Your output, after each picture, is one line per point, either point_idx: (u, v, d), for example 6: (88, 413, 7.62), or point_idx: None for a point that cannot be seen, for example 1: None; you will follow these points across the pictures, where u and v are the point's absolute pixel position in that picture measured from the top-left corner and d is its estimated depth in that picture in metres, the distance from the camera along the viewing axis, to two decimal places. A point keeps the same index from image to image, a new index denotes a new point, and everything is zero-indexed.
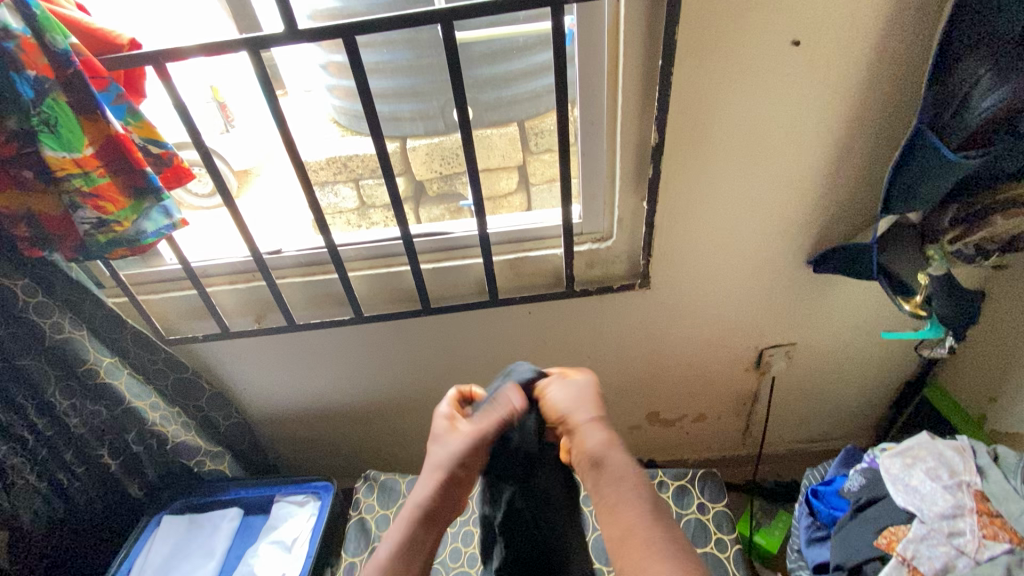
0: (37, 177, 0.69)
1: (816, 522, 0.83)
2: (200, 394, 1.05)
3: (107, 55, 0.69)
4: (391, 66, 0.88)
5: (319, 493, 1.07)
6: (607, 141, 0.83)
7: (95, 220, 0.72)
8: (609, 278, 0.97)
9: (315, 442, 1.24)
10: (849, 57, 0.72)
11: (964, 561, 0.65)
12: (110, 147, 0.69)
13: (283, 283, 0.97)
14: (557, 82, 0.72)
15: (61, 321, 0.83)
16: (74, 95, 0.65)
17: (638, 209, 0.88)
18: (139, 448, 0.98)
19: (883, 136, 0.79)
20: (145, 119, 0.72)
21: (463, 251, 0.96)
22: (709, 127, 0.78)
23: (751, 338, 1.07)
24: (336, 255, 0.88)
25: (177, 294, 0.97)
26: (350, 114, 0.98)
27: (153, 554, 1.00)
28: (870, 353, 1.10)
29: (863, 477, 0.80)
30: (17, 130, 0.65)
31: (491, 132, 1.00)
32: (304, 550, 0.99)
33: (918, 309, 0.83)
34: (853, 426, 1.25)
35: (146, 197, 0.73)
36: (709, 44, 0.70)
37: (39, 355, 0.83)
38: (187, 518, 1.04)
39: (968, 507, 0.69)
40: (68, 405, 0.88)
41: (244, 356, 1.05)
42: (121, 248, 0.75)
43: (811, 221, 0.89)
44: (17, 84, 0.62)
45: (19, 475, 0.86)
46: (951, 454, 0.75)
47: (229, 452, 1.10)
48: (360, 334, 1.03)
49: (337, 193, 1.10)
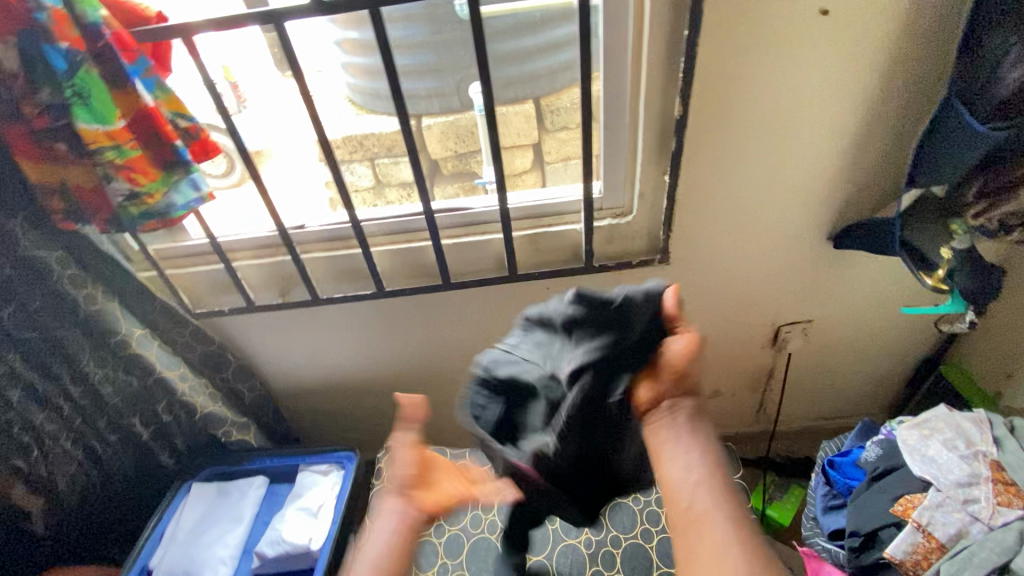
0: (70, 150, 0.70)
1: (832, 491, 0.85)
2: (226, 365, 1.08)
3: (133, 28, 0.70)
4: (409, 42, 0.88)
5: (342, 463, 1.09)
6: (629, 114, 0.83)
7: (127, 192, 0.74)
8: (628, 254, 0.98)
9: (336, 413, 1.27)
10: (878, 26, 0.71)
11: (978, 527, 0.67)
12: (141, 121, 0.71)
13: (306, 257, 0.99)
14: (582, 55, 0.71)
15: (93, 293, 0.86)
16: (104, 67, 0.67)
17: (658, 183, 0.89)
18: (168, 417, 1.00)
19: (909, 108, 0.79)
20: (171, 93, 0.73)
21: (483, 226, 0.97)
22: (732, 100, 0.77)
23: (768, 315, 1.07)
24: (359, 230, 0.90)
25: (202, 268, 0.99)
26: (367, 93, 0.97)
27: (185, 518, 1.03)
28: (887, 329, 1.10)
29: (879, 448, 0.81)
30: (49, 102, 0.66)
31: (509, 109, 1.00)
32: (330, 515, 1.02)
33: (939, 283, 0.81)
34: (866, 403, 1.26)
35: (176, 169, 0.75)
36: (737, 13, 0.70)
37: (71, 325, 0.86)
38: (216, 485, 1.07)
39: (984, 476, 0.70)
40: (101, 374, 0.91)
41: (267, 330, 1.08)
42: (153, 221, 0.78)
43: (835, 195, 0.88)
44: (49, 56, 0.63)
45: (56, 441, 0.88)
46: (968, 426, 0.76)
47: (254, 422, 1.14)
48: (378, 308, 1.05)
49: (354, 171, 1.11)
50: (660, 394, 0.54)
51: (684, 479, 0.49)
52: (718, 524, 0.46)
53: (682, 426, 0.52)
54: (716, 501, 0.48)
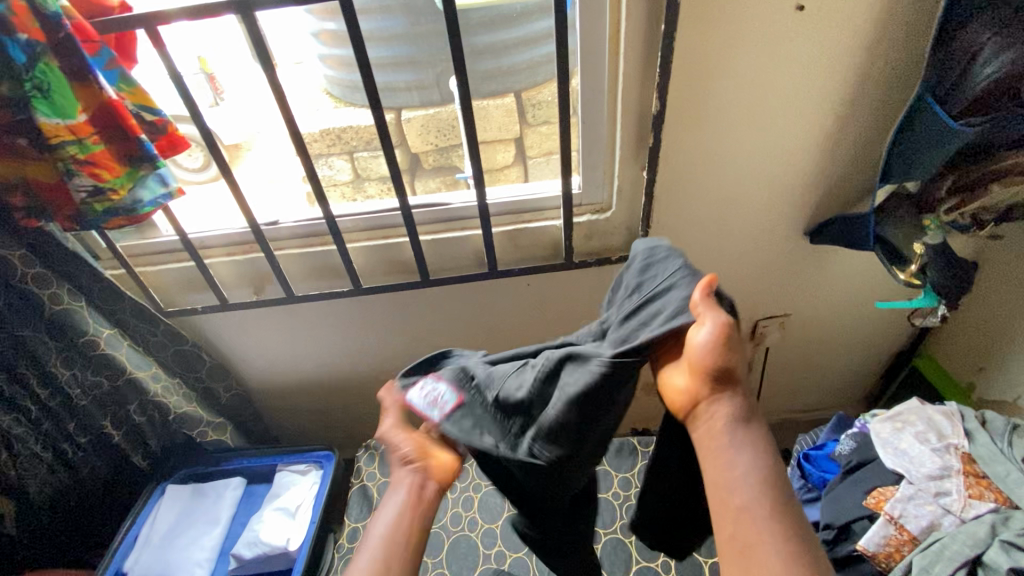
0: (32, 145, 0.68)
1: (807, 484, 0.86)
2: (200, 365, 1.05)
3: (95, 18, 0.68)
4: (386, 33, 0.86)
5: (321, 463, 1.08)
6: (607, 109, 0.82)
7: (90, 188, 0.71)
8: (607, 250, 0.97)
9: (315, 412, 1.25)
10: (854, 22, 0.71)
11: (950, 519, 0.68)
12: (105, 114, 0.68)
13: (281, 254, 0.97)
14: (559, 50, 0.70)
15: (60, 292, 0.83)
16: (65, 60, 0.64)
17: (637, 179, 0.88)
18: (141, 419, 0.98)
19: (884, 105, 0.79)
20: (137, 85, 0.71)
21: (461, 222, 0.96)
22: (709, 96, 0.77)
23: (747, 310, 1.08)
24: (334, 226, 0.88)
25: (174, 266, 0.97)
26: (346, 84, 0.96)
27: (160, 522, 1.01)
28: (863, 323, 1.11)
29: (853, 441, 0.82)
30: (9, 96, 0.63)
31: (489, 103, 0.99)
32: (309, 516, 1.00)
33: (912, 277, 0.82)
34: (843, 396, 1.28)
35: (141, 165, 0.72)
36: (714, 8, 0.69)
37: (37, 326, 0.83)
38: (191, 486, 1.05)
39: (955, 469, 0.71)
40: (70, 375, 0.88)
41: (243, 328, 1.06)
42: (119, 218, 0.75)
43: (811, 191, 0.89)
44: (8, 48, 0.61)
45: (25, 444, 0.87)
46: (939, 419, 0.77)
47: (230, 423, 1.12)
48: (356, 305, 1.04)
49: (331, 166, 1.08)
50: (698, 396, 0.50)
51: (735, 480, 0.45)
52: (760, 538, 0.42)
53: (730, 435, 0.47)
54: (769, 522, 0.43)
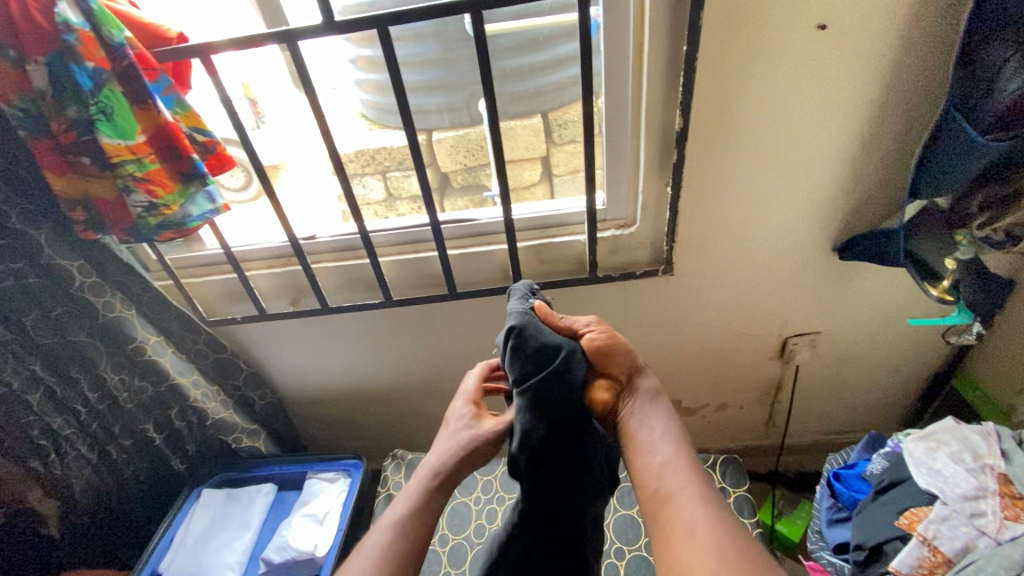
0: (94, 164, 0.74)
1: (836, 503, 0.84)
2: (237, 373, 1.11)
3: (157, 48, 0.74)
4: (419, 59, 0.91)
5: (350, 471, 1.11)
6: (631, 128, 0.84)
7: (146, 203, 0.76)
8: (632, 265, 0.98)
9: (345, 422, 1.29)
10: (877, 41, 0.72)
11: (985, 542, 0.66)
12: (159, 135, 0.73)
13: (316, 267, 1.02)
14: (584, 71, 0.73)
15: (112, 301, 0.89)
16: (127, 85, 0.70)
17: (661, 195, 0.90)
18: (181, 424, 1.03)
19: (908, 123, 0.79)
20: (190, 108, 0.76)
21: (489, 237, 0.99)
22: (733, 113, 0.78)
23: (775, 326, 1.07)
24: (368, 241, 0.92)
25: (216, 277, 1.02)
26: (380, 107, 1.00)
27: (195, 523, 1.04)
28: (896, 342, 1.09)
29: (885, 461, 0.81)
30: (76, 119, 0.70)
31: (516, 124, 1.02)
32: (336, 523, 1.03)
33: (944, 293, 0.83)
34: (878, 417, 1.24)
35: (193, 181, 0.77)
36: (736, 28, 0.71)
37: (88, 332, 0.88)
38: (225, 490, 1.09)
39: (991, 490, 0.69)
40: (118, 379, 0.93)
41: (278, 338, 1.10)
42: (169, 231, 0.80)
43: (838, 206, 0.89)
44: (77, 75, 0.67)
45: (72, 445, 0.91)
46: (975, 439, 0.75)
47: (264, 428, 1.16)
48: (386, 317, 1.07)
49: (366, 185, 1.13)
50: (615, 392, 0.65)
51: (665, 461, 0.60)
52: (686, 502, 0.57)
53: (648, 410, 0.65)
54: (683, 481, 0.59)
